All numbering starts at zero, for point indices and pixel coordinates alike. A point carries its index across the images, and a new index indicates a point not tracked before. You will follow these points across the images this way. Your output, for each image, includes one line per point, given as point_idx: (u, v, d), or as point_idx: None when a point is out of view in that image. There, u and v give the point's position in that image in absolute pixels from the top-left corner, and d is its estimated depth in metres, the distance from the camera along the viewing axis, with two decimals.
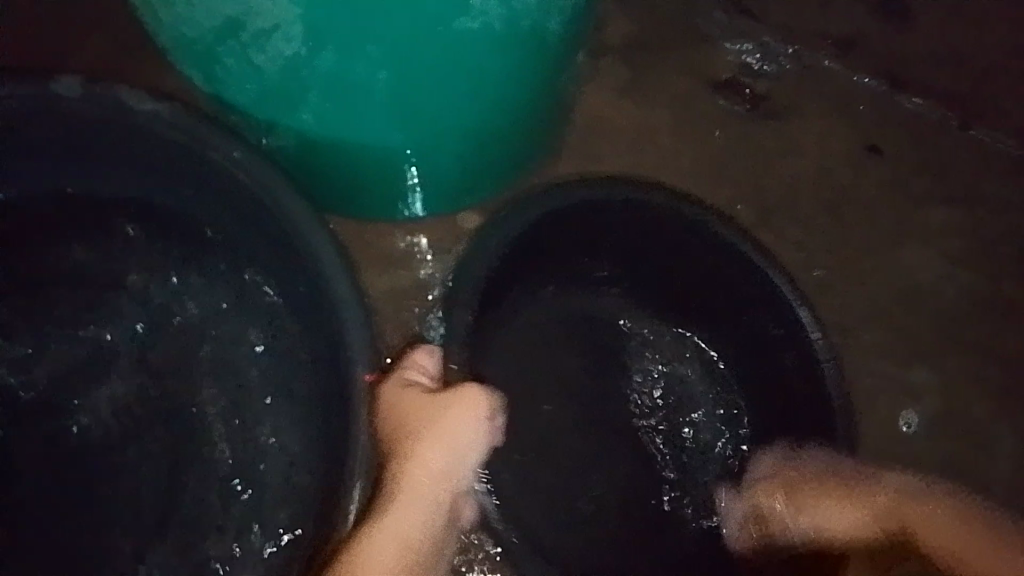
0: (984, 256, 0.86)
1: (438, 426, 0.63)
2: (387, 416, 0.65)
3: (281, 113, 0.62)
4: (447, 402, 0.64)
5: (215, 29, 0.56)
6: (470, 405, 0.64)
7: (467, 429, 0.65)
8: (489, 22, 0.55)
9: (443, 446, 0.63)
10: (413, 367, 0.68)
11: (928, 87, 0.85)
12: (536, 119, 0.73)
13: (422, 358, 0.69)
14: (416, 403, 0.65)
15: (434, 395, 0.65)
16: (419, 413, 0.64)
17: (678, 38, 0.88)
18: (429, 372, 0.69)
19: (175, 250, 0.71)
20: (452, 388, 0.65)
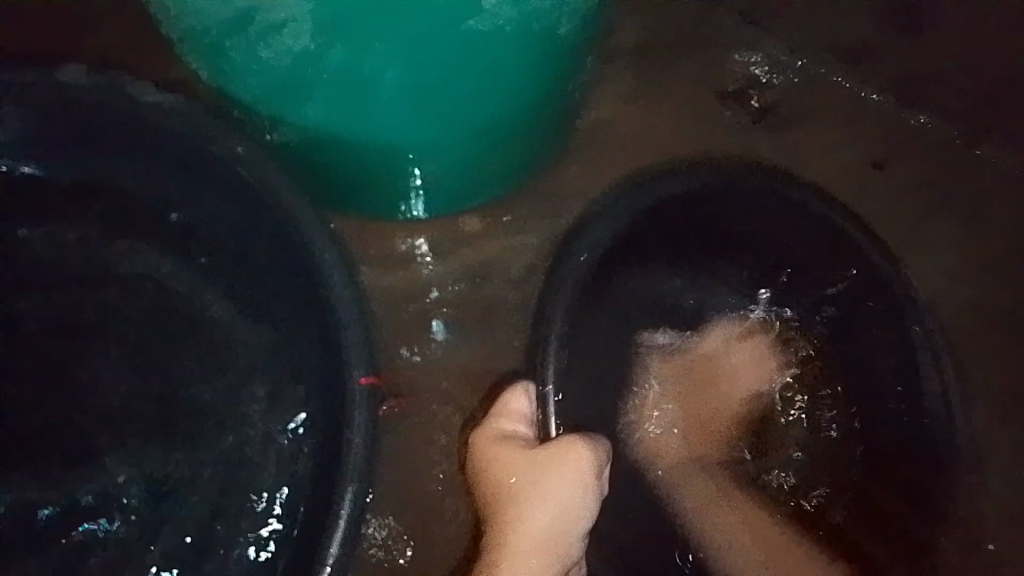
0: (984, 276, 0.87)
1: (548, 479, 0.68)
2: (494, 467, 0.71)
3: (286, 111, 0.62)
4: (555, 456, 0.68)
5: (224, 22, 0.57)
6: (577, 456, 0.68)
7: (573, 487, 0.68)
8: (501, 25, 0.57)
9: (553, 496, 0.67)
10: (512, 412, 0.74)
11: (934, 104, 0.87)
12: (544, 126, 0.75)
13: (519, 401, 0.74)
14: (516, 458, 0.70)
15: (540, 452, 0.69)
16: (527, 468, 0.68)
17: (691, 48, 0.91)
18: (525, 417, 0.74)
19: (190, 242, 0.76)
20: (555, 445, 0.69)
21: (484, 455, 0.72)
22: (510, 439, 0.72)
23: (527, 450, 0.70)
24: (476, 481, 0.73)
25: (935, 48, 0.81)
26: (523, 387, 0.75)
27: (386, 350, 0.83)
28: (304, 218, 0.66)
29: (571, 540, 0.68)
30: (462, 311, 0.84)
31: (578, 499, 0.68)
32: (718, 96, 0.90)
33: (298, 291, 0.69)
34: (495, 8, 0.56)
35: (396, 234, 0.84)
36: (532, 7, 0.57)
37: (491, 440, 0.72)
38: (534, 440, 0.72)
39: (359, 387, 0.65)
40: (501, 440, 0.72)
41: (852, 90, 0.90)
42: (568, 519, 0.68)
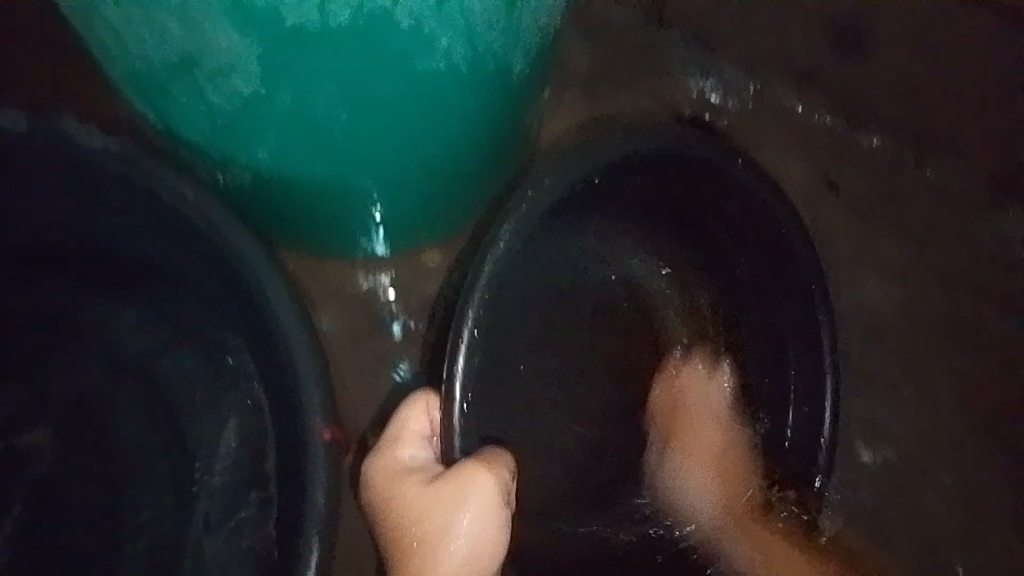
0: (943, 293, 0.87)
1: (458, 514, 0.65)
2: (399, 502, 0.68)
3: (237, 152, 0.61)
4: (458, 486, 0.66)
5: (167, 65, 0.55)
6: (478, 481, 0.66)
7: (483, 513, 0.66)
8: (455, 63, 0.56)
9: (466, 529, 0.66)
10: (409, 436, 0.72)
11: (886, 126, 0.89)
12: (505, 153, 0.74)
13: (418, 421, 0.72)
14: (416, 492, 0.67)
15: (440, 485, 0.66)
16: (433, 507, 0.66)
17: (645, 75, 0.91)
18: (422, 434, 0.72)
19: (134, 290, 0.72)
20: (454, 472, 0.67)
21: (386, 486, 0.70)
22: (406, 466, 0.70)
23: (430, 479, 0.68)
24: (381, 514, 0.70)
25: (883, 69, 0.83)
26: (415, 399, 0.73)
27: (349, 393, 0.81)
28: (257, 262, 0.64)
29: (489, 568, 0.67)
30: (424, 349, 0.82)
31: (486, 528, 0.66)
32: (672, 122, 0.91)
33: (255, 336, 0.67)
34: (448, 48, 0.55)
35: (354, 273, 0.83)
36: (487, 42, 0.56)
37: (387, 472, 0.71)
38: (433, 461, 0.70)
39: (320, 438, 0.63)
40: (399, 467, 0.70)
41: (806, 112, 0.91)
42: (486, 540, 0.66)
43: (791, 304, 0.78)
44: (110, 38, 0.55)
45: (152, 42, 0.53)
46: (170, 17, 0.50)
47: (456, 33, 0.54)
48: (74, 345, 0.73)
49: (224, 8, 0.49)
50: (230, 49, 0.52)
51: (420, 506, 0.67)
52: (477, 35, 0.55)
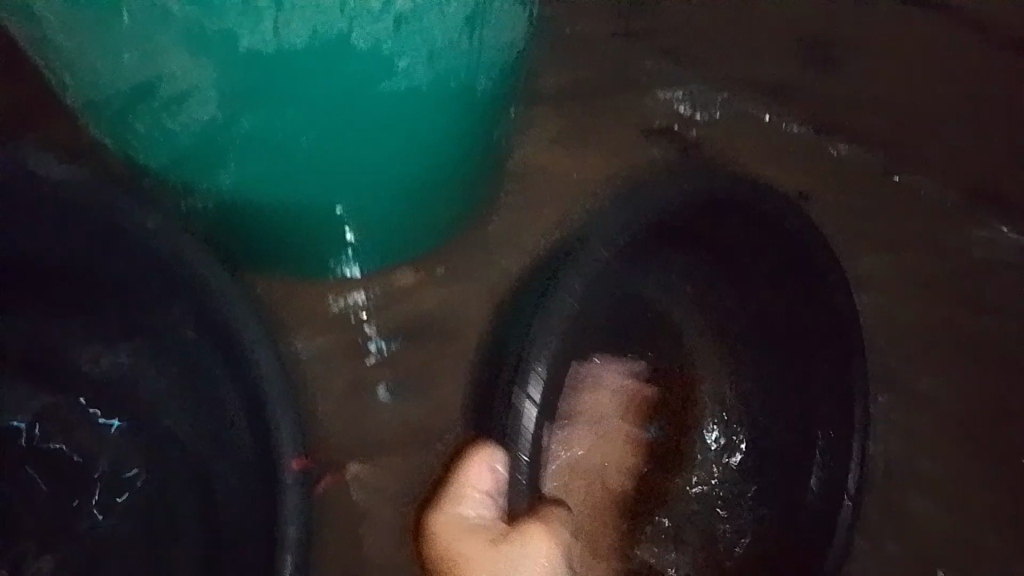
0: (924, 297, 0.85)
1: None
2: (451, 563, 0.65)
3: (197, 179, 0.60)
4: (510, 562, 0.62)
5: (123, 95, 0.53)
6: (531, 558, 0.62)
7: None
8: (416, 85, 0.55)
9: None
10: (474, 492, 0.67)
11: (854, 133, 0.89)
12: (476, 172, 0.73)
13: (484, 479, 0.66)
14: (470, 556, 0.63)
15: (495, 553, 0.62)
16: (482, 574, 0.62)
17: (616, 87, 0.90)
18: (489, 492, 0.66)
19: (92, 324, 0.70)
20: (512, 548, 0.62)
21: (445, 546, 0.66)
22: (467, 525, 0.66)
23: (483, 542, 0.64)
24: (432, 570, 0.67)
25: None
26: (480, 454, 0.67)
27: (325, 419, 0.80)
28: (226, 290, 0.63)
29: None
30: (401, 371, 0.81)
31: None
32: (646, 136, 0.90)
33: (223, 368, 0.65)
34: (409, 69, 0.54)
35: (326, 296, 0.81)
36: (449, 64, 0.56)
37: (449, 528, 0.66)
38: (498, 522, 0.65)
39: (291, 469, 0.62)
40: (456, 524, 0.66)
41: (775, 120, 0.90)
42: None
43: (822, 355, 0.74)
44: (63, 69, 0.54)
45: (105, 72, 0.52)
46: (122, 46, 0.49)
47: (416, 55, 0.53)
48: (50, 380, 0.73)
49: (178, 39, 0.49)
50: (185, 77, 0.51)
51: (470, 572, 0.63)
52: (438, 57, 0.54)
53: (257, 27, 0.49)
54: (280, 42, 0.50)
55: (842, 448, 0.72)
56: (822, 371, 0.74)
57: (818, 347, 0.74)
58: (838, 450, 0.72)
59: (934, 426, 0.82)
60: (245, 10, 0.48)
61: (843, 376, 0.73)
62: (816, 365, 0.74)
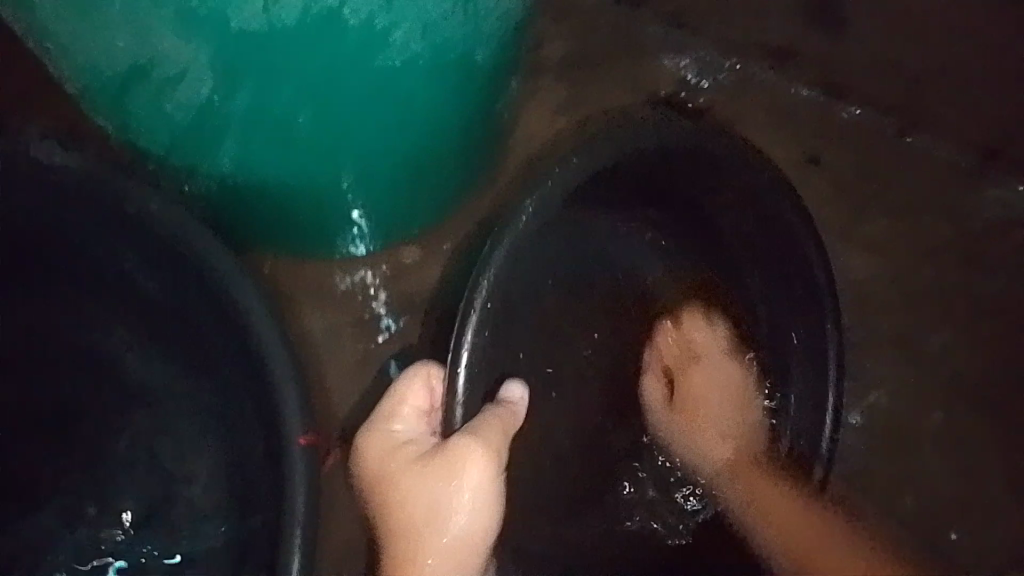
0: (933, 262, 0.86)
1: (451, 491, 0.61)
2: (388, 487, 0.64)
3: (199, 159, 0.60)
4: (450, 464, 0.61)
5: (119, 78, 0.54)
6: (470, 459, 0.61)
7: (476, 490, 0.61)
8: (412, 57, 0.55)
9: (459, 506, 0.61)
10: (407, 409, 0.68)
11: (866, 97, 0.87)
12: (479, 144, 0.73)
13: (416, 396, 0.69)
14: (405, 467, 0.64)
15: (430, 459, 0.63)
16: (422, 481, 0.62)
17: (621, 55, 0.90)
18: (421, 406, 0.69)
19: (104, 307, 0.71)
20: (447, 451, 0.62)
21: (379, 466, 0.66)
22: (400, 441, 0.66)
23: (422, 459, 0.64)
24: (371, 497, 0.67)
25: (857, 42, 0.82)
26: (410, 374, 0.70)
27: (338, 394, 0.81)
28: (229, 270, 0.63)
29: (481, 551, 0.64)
30: (409, 346, 0.82)
31: (473, 507, 0.62)
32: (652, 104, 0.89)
33: (229, 349, 0.66)
34: (403, 42, 0.53)
35: (334, 273, 0.82)
36: (445, 35, 0.55)
37: (379, 448, 0.67)
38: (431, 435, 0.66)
39: (297, 447, 0.62)
40: (386, 447, 0.67)
41: (785, 86, 0.90)
42: (481, 515, 0.62)
43: (795, 302, 0.75)
44: (62, 53, 0.55)
45: (100, 55, 0.53)
46: (115, 28, 0.50)
47: (410, 27, 0.53)
48: (58, 377, 0.72)
49: (169, 19, 0.49)
50: (178, 57, 0.51)
51: (410, 492, 0.63)
52: (432, 29, 0.54)
53: (247, 3, 0.48)
54: (272, 21, 0.49)
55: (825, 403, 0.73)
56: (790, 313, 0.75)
57: (789, 288, 0.75)
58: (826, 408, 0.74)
59: (946, 389, 0.84)
60: None
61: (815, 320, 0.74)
62: (785, 310, 0.75)
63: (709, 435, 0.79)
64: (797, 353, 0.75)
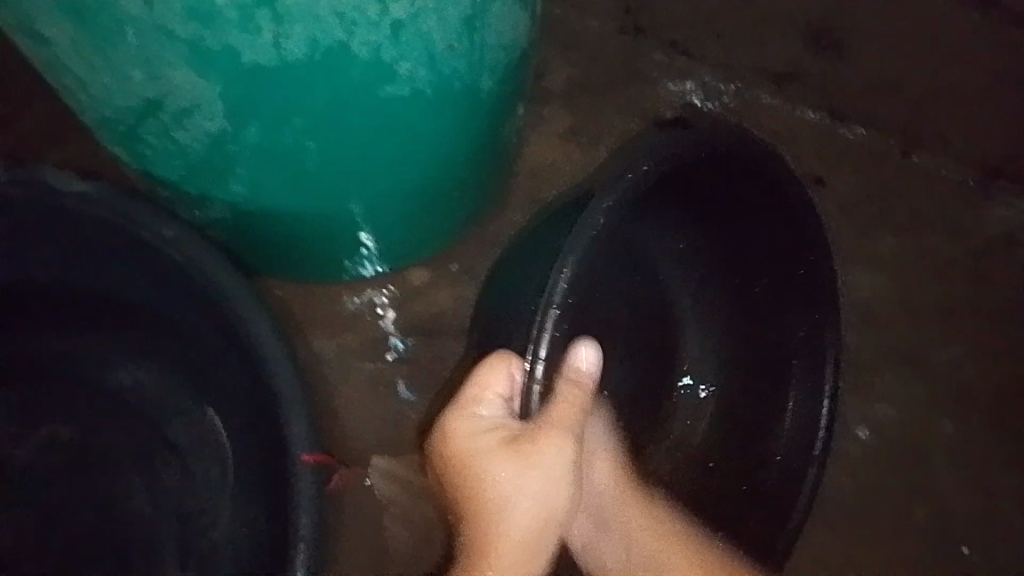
0: (939, 280, 0.87)
1: (540, 473, 0.59)
2: (468, 470, 0.59)
3: (211, 187, 0.62)
4: (536, 451, 0.58)
5: (134, 109, 0.56)
6: (555, 449, 0.58)
7: (563, 476, 0.60)
8: (418, 89, 0.57)
9: (549, 486, 0.59)
10: (487, 396, 0.61)
11: (868, 118, 0.89)
12: (485, 170, 0.74)
13: (499, 382, 0.61)
14: (489, 446, 0.59)
15: (518, 441, 0.58)
16: (511, 461, 0.58)
17: (623, 80, 0.91)
18: (502, 394, 0.61)
19: (116, 329, 0.72)
20: (533, 436, 0.58)
21: (454, 449, 0.60)
22: (481, 425, 0.60)
23: (505, 440, 0.59)
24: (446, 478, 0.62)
25: (859, 61, 0.83)
26: (495, 356, 0.62)
27: (348, 414, 0.82)
28: (238, 293, 0.64)
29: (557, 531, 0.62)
30: (418, 368, 0.83)
31: (558, 492, 0.59)
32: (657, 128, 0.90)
33: (239, 371, 0.67)
34: (410, 75, 0.55)
35: (343, 295, 0.84)
36: (451, 68, 0.57)
37: (457, 428, 0.61)
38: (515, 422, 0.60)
39: (306, 466, 0.63)
40: (465, 426, 0.61)
41: (789, 107, 0.91)
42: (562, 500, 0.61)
43: (801, 322, 0.76)
44: (79, 86, 0.57)
45: (117, 87, 0.54)
46: (131, 62, 0.52)
47: (417, 61, 0.54)
48: (77, 393, 0.74)
49: (182, 55, 0.50)
50: (191, 90, 0.53)
51: (498, 477, 0.58)
52: (438, 62, 0.55)
53: (256, 41, 0.49)
54: (282, 57, 0.51)
55: (811, 414, 0.76)
56: (791, 331, 0.76)
57: (791, 308, 0.76)
58: (808, 424, 0.76)
59: (955, 406, 0.84)
60: (243, 26, 0.48)
61: (816, 333, 0.75)
62: (791, 320, 0.76)
63: (642, 522, 0.74)
64: (790, 378, 0.77)
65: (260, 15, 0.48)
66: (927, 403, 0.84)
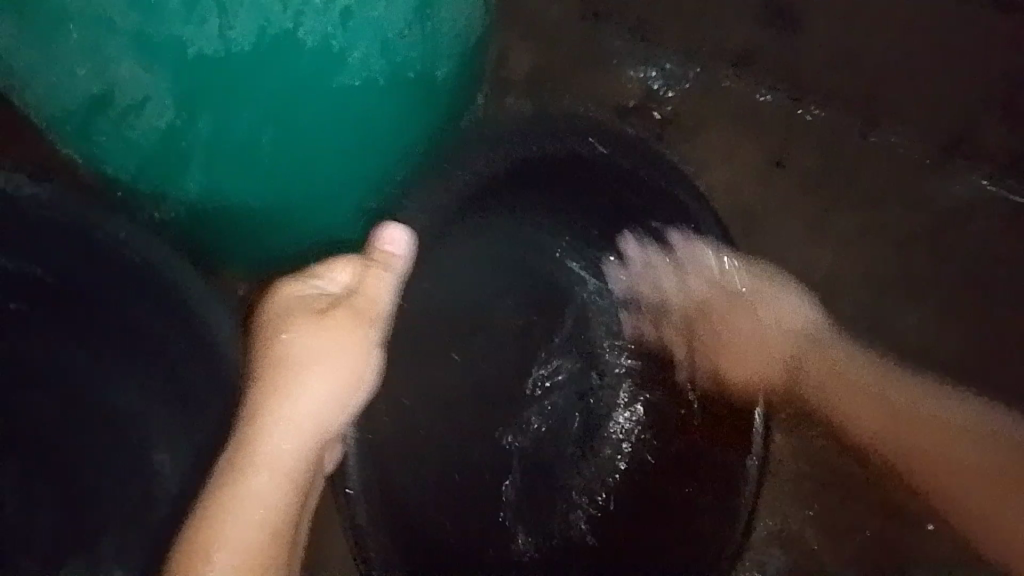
0: (896, 257, 0.90)
1: (331, 351, 0.56)
2: (293, 306, 0.57)
3: (166, 185, 0.61)
4: (343, 328, 0.56)
5: (80, 109, 0.55)
6: (359, 331, 0.57)
7: (354, 356, 0.57)
8: (372, 78, 0.56)
9: (330, 368, 0.56)
10: (321, 278, 0.59)
11: (824, 99, 0.90)
12: (446, 160, 0.74)
13: (341, 270, 0.59)
14: (296, 306, 0.57)
15: (333, 311, 0.57)
16: (308, 338, 0.55)
17: (582, 64, 0.92)
18: (336, 281, 0.59)
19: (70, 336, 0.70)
20: (342, 308, 0.57)
21: (273, 310, 0.57)
22: (303, 295, 0.58)
23: (318, 309, 0.57)
24: (253, 344, 0.58)
25: (817, 42, 0.84)
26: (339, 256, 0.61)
27: None
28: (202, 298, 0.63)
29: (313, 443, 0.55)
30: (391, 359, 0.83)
31: (326, 391, 0.56)
32: (619, 114, 0.92)
33: (200, 372, 0.66)
34: (361, 63, 0.55)
35: None
36: (403, 56, 0.56)
37: (278, 291, 0.58)
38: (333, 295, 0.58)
39: None
40: (287, 298, 0.57)
41: (747, 91, 0.92)
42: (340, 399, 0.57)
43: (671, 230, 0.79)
44: (26, 83, 0.56)
45: (63, 84, 0.54)
46: (77, 58, 0.51)
47: (368, 48, 0.54)
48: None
49: (127, 49, 0.50)
50: (139, 84, 0.52)
51: (294, 330, 0.55)
52: (391, 50, 0.55)
53: (201, 31, 0.50)
54: (229, 48, 0.50)
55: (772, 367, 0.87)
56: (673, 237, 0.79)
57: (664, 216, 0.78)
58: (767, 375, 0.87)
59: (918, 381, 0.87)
60: (188, 16, 0.49)
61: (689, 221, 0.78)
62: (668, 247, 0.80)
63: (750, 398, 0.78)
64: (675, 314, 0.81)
65: (204, 3, 0.49)
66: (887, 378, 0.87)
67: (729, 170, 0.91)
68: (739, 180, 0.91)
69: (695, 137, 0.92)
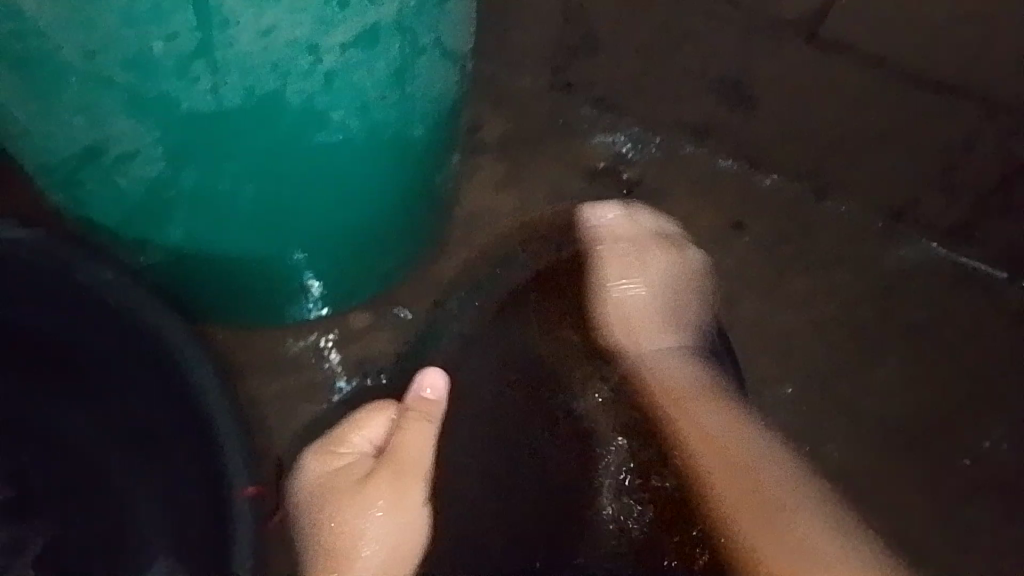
0: (857, 313, 0.92)
1: (390, 502, 0.72)
2: (341, 469, 0.74)
3: (152, 231, 0.64)
4: (393, 488, 0.72)
5: (73, 157, 0.59)
6: (406, 490, 0.73)
7: (407, 509, 0.73)
8: (352, 135, 0.60)
9: (387, 518, 0.71)
10: (359, 440, 0.77)
11: (779, 166, 0.96)
12: (425, 215, 0.78)
13: (371, 429, 0.77)
14: (339, 474, 0.73)
15: (375, 474, 0.72)
16: (355, 497, 0.71)
17: (555, 130, 0.97)
18: (370, 440, 0.77)
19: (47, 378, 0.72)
20: (386, 470, 0.73)
21: (318, 489, 0.73)
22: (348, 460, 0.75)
23: (360, 477, 0.72)
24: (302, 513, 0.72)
25: (770, 112, 0.91)
26: (363, 415, 0.78)
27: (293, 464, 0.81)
28: (178, 335, 0.66)
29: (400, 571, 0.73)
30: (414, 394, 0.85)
31: (390, 538, 0.71)
32: (588, 175, 0.96)
33: (174, 414, 0.68)
34: (342, 121, 0.58)
35: (285, 339, 0.86)
36: (381, 115, 0.60)
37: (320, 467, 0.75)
38: (370, 455, 0.76)
39: (244, 496, 0.66)
40: (327, 468, 0.75)
41: (708, 157, 0.97)
42: (400, 536, 0.72)
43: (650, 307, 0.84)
44: (23, 133, 0.59)
45: (61, 135, 0.57)
46: (75, 110, 0.54)
47: (349, 108, 0.58)
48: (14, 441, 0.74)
49: (121, 102, 0.53)
50: (132, 135, 0.56)
51: (342, 492, 0.71)
52: (370, 111, 0.59)
53: (193, 89, 0.53)
54: (218, 103, 0.54)
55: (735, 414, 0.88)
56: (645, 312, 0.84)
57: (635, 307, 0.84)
58: None
59: (880, 431, 0.88)
60: (180, 75, 0.52)
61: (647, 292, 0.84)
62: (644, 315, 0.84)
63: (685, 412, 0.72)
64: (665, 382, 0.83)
65: (197, 65, 0.51)
66: (850, 430, 0.88)
67: (692, 229, 0.94)
68: (705, 237, 0.94)
69: (660, 196, 0.96)
